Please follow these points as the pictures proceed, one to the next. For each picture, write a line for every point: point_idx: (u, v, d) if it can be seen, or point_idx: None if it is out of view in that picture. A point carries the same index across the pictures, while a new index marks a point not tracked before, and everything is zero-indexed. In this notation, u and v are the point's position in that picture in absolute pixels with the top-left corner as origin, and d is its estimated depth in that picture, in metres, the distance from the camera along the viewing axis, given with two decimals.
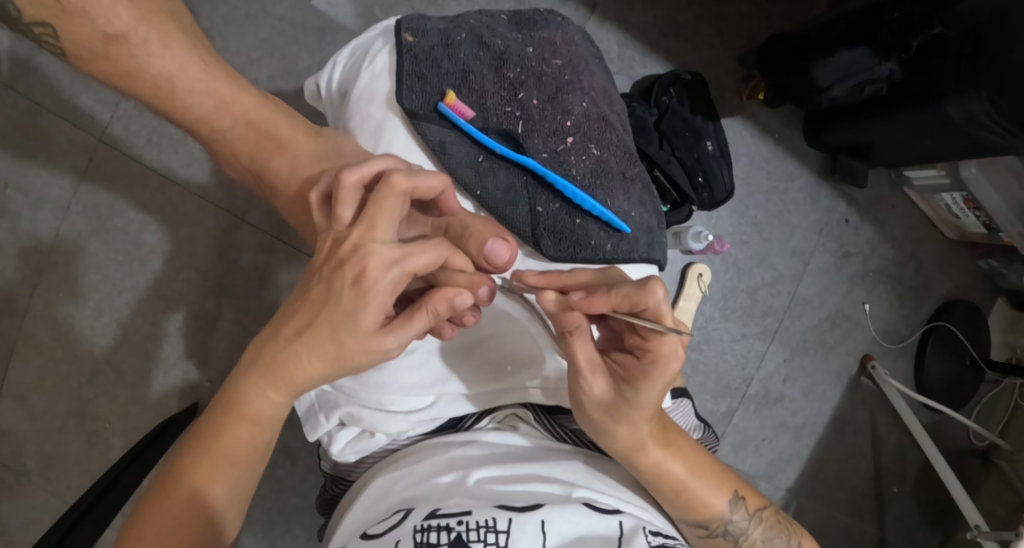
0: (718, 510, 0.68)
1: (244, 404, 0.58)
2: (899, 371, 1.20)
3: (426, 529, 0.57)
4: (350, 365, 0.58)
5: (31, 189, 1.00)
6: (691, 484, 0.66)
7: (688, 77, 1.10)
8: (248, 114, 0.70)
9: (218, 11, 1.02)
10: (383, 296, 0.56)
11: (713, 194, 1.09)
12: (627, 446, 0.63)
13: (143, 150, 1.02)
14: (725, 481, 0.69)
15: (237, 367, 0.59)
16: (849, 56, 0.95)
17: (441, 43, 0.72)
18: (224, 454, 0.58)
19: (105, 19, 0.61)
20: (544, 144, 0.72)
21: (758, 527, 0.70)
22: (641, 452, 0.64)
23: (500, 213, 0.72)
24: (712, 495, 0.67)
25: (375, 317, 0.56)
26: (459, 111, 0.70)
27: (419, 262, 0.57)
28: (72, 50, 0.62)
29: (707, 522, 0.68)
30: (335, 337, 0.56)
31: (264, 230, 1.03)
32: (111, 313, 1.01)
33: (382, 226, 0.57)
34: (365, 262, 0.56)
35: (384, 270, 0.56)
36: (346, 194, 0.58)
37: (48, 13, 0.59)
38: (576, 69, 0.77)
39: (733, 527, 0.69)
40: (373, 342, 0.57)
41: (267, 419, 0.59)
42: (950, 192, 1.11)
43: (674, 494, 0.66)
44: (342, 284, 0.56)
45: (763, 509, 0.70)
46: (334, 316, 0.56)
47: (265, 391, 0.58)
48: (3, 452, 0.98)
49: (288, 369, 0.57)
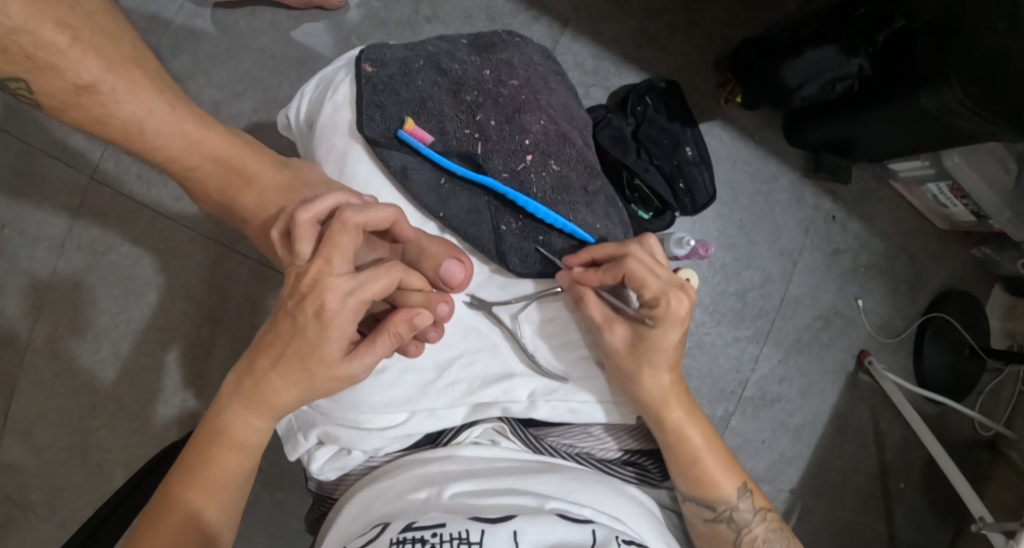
0: (727, 494, 0.71)
1: (228, 432, 0.60)
2: (898, 365, 1.19)
3: (401, 542, 0.59)
4: (322, 390, 0.61)
5: (27, 229, 1.03)
6: (707, 458, 0.71)
7: (663, 85, 1.12)
8: (216, 151, 0.72)
9: (200, 48, 1.06)
10: (346, 323, 0.59)
11: (695, 200, 1.10)
12: (650, 400, 0.70)
13: (134, 187, 1.05)
14: (737, 471, 0.73)
15: (218, 398, 0.61)
16: (816, 55, 0.96)
17: (399, 71, 0.76)
18: (213, 482, 0.60)
19: (74, 72, 0.63)
20: (504, 164, 0.76)
21: (762, 524, 0.72)
22: (663, 411, 0.70)
23: (465, 232, 0.75)
24: (723, 477, 0.71)
25: (339, 344, 0.60)
26: (418, 136, 0.74)
27: (374, 290, 0.60)
28: (47, 101, 0.65)
29: (715, 504, 0.70)
30: (306, 366, 0.59)
31: (253, 257, 1.06)
32: (109, 346, 1.03)
33: (338, 260, 0.60)
34: (324, 297, 0.59)
35: (342, 301, 0.59)
36: (304, 231, 0.61)
37: (20, 69, 0.62)
38: (533, 88, 0.80)
39: (738, 516, 0.71)
40: (342, 369, 0.60)
41: (251, 446, 0.61)
42: (937, 182, 1.11)
43: (690, 461, 0.70)
44: (305, 317, 0.59)
45: (766, 510, 0.73)
46: (301, 346, 0.59)
47: (248, 418, 0.60)
48: (8, 487, 1.00)
49: (266, 396, 0.60)
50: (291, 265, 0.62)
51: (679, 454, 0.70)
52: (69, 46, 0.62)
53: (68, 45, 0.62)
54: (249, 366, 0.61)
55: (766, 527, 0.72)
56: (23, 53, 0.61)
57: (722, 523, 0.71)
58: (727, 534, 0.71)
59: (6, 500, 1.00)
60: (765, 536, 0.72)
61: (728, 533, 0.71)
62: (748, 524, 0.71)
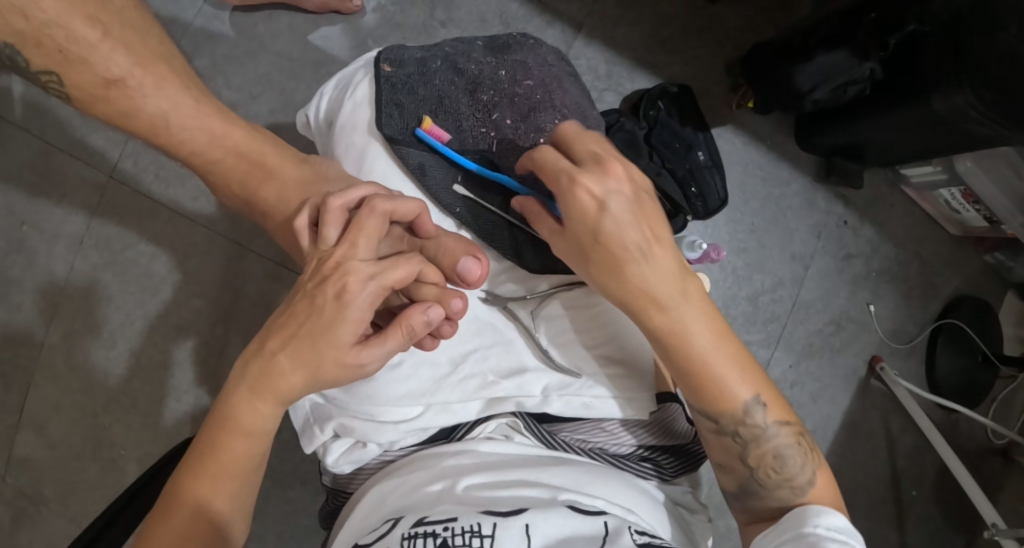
0: (737, 403, 0.64)
1: (236, 418, 0.60)
2: (910, 371, 1.18)
3: (413, 536, 0.59)
4: (328, 377, 0.62)
5: (46, 226, 1.05)
6: (714, 364, 0.63)
7: (675, 89, 1.13)
8: (239, 146, 0.74)
9: (220, 50, 1.07)
10: (362, 308, 0.62)
11: (707, 204, 1.10)
12: (640, 298, 0.63)
13: (152, 185, 1.06)
14: (752, 375, 0.65)
15: (226, 386, 0.62)
16: (827, 60, 0.98)
17: (417, 71, 0.78)
18: (222, 469, 0.60)
19: (104, 66, 0.65)
20: (518, 162, 0.78)
21: (777, 437, 0.65)
22: (650, 312, 0.63)
23: (480, 229, 0.77)
24: (728, 387, 0.64)
25: (353, 328, 0.61)
26: (435, 134, 0.76)
27: (392, 277, 0.63)
28: (76, 94, 0.67)
29: (720, 413, 0.64)
30: (316, 347, 0.60)
31: (268, 256, 1.07)
32: (124, 343, 1.04)
33: (363, 245, 0.64)
34: (345, 280, 0.62)
35: (363, 284, 0.62)
36: (332, 215, 0.65)
37: (51, 62, 0.64)
38: (548, 89, 0.81)
39: (746, 430, 0.65)
40: (352, 354, 0.61)
41: (259, 432, 0.61)
42: (949, 187, 1.11)
43: (691, 367, 0.64)
44: (325, 299, 0.62)
45: (786, 424, 0.66)
46: (315, 327, 0.61)
47: (256, 403, 0.61)
48: (23, 481, 1.01)
49: (273, 380, 0.60)
50: (316, 250, 0.66)
51: (680, 358, 0.64)
52: (100, 41, 0.64)
53: (99, 40, 0.64)
54: (258, 350, 0.62)
55: (781, 443, 0.65)
56: (55, 47, 0.63)
57: (728, 437, 0.65)
58: (734, 447, 0.65)
59: (19, 494, 1.01)
60: (780, 450, 0.65)
61: (734, 447, 0.65)
62: (759, 436, 0.65)
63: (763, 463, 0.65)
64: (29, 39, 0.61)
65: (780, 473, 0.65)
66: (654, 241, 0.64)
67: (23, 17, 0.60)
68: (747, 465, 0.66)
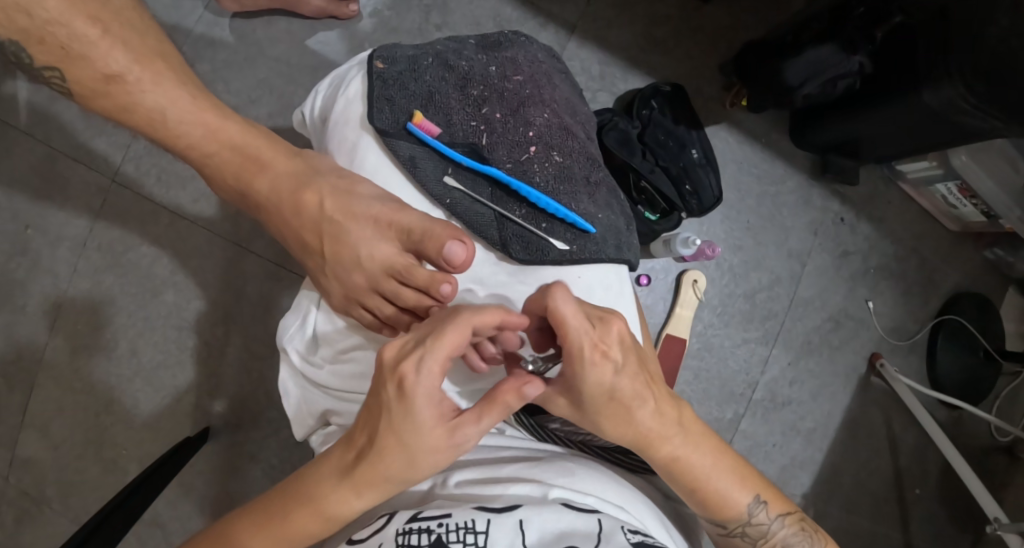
0: (741, 511, 0.70)
1: (322, 502, 0.59)
2: (911, 368, 1.17)
3: (408, 532, 0.61)
4: (426, 464, 0.57)
5: (51, 228, 1.07)
6: (715, 480, 0.68)
7: (668, 88, 1.14)
8: (233, 139, 0.75)
9: (219, 55, 1.10)
10: (424, 396, 0.55)
11: (702, 200, 1.11)
12: (652, 440, 0.65)
13: (153, 188, 1.08)
14: (753, 480, 0.70)
15: (325, 460, 0.60)
16: (815, 55, 0.99)
17: (408, 68, 0.80)
18: (289, 535, 0.60)
19: (103, 62, 0.67)
20: (508, 155, 0.80)
21: (781, 530, 0.72)
22: (662, 445, 0.65)
23: (469, 220, 0.78)
24: (734, 496, 0.69)
25: (430, 413, 0.55)
26: (426, 128, 0.78)
27: (445, 358, 0.55)
28: (77, 90, 0.69)
29: (729, 520, 0.71)
30: (399, 436, 0.56)
31: (267, 257, 1.08)
32: (127, 343, 1.06)
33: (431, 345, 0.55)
34: (402, 369, 0.55)
35: (424, 377, 0.55)
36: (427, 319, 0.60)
37: (54, 58, 0.66)
38: (537, 83, 0.83)
39: (754, 528, 0.71)
40: (437, 436, 0.56)
41: (337, 518, 0.60)
42: (945, 182, 1.11)
43: (702, 486, 0.68)
44: (387, 395, 0.56)
45: (787, 514, 0.72)
46: (392, 422, 0.56)
47: (346, 497, 0.59)
48: (25, 480, 1.03)
49: (371, 477, 0.58)
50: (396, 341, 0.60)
51: (691, 484, 0.68)
52: (100, 38, 0.67)
53: (99, 38, 0.67)
54: (346, 443, 0.60)
55: (786, 532, 0.72)
56: (58, 44, 0.65)
57: (736, 536, 0.72)
58: (743, 543, 0.72)
59: (23, 493, 1.02)
60: (784, 538, 0.72)
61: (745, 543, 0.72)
62: (766, 532, 0.72)
63: None
64: (33, 36, 0.64)
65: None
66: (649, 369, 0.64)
67: (27, 15, 0.63)
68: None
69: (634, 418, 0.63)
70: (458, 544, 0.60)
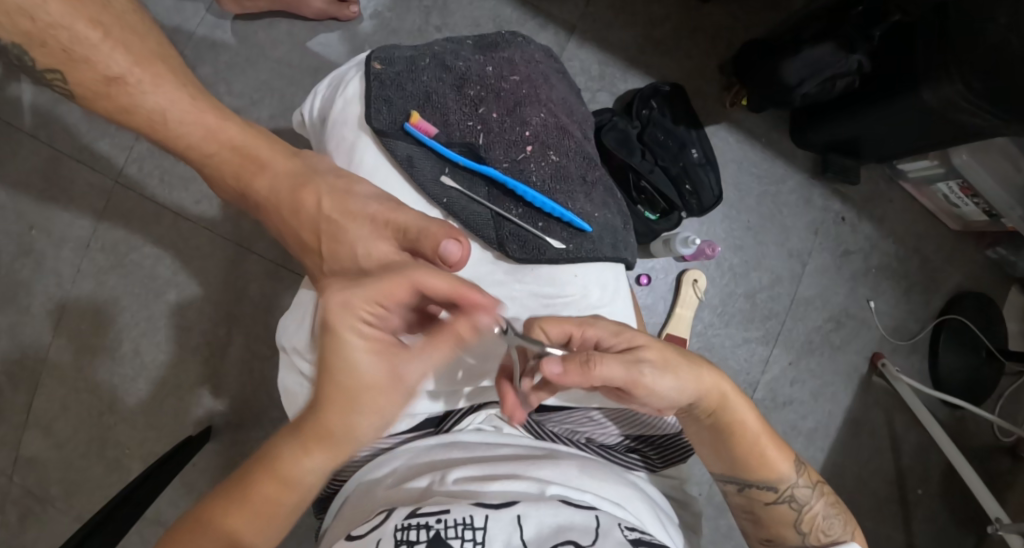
0: (784, 474, 0.71)
1: (278, 464, 0.61)
2: (913, 368, 1.17)
3: (406, 528, 0.61)
4: (373, 405, 0.61)
5: (55, 230, 1.08)
6: (761, 438, 0.71)
7: (667, 88, 1.14)
8: (234, 140, 0.75)
9: (221, 57, 1.11)
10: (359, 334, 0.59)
11: (701, 200, 1.11)
12: (715, 387, 0.68)
13: (156, 189, 1.09)
14: (790, 448, 0.73)
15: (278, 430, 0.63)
16: (814, 53, 0.99)
17: (406, 68, 0.81)
18: (255, 505, 0.61)
19: (105, 64, 0.68)
20: (504, 154, 0.80)
21: (821, 498, 0.72)
22: (722, 391, 0.68)
23: (466, 219, 0.78)
24: (778, 457, 0.71)
25: (366, 353, 0.60)
26: (422, 129, 0.79)
27: (377, 295, 0.59)
28: (79, 92, 0.70)
29: (774, 484, 0.71)
30: (336, 382, 0.59)
31: (269, 257, 1.09)
32: (130, 343, 1.06)
33: (365, 287, 0.59)
34: (328, 303, 0.59)
35: (346, 314, 0.59)
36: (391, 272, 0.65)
37: (56, 61, 0.67)
38: (533, 83, 0.84)
39: (798, 493, 0.72)
40: (376, 373, 0.60)
41: (299, 481, 0.62)
42: (947, 181, 1.11)
43: (749, 441, 0.70)
44: (322, 337, 0.60)
45: (822, 484, 0.73)
46: (331, 367, 0.59)
47: (300, 457, 0.61)
48: (30, 479, 1.03)
49: (321, 431, 0.61)
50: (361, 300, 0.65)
51: (739, 440, 0.70)
52: (101, 41, 0.68)
53: (100, 41, 0.68)
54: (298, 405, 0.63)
55: (825, 503, 0.72)
56: (59, 46, 0.66)
57: (781, 503, 0.72)
58: (788, 513, 0.72)
59: (27, 492, 1.03)
60: (826, 510, 0.72)
61: (790, 513, 0.72)
62: (808, 500, 0.72)
63: (814, 525, 0.71)
64: (37, 40, 0.66)
65: (829, 534, 0.71)
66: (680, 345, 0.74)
67: (30, 19, 0.64)
68: (800, 530, 0.72)
69: (691, 363, 0.67)
70: (456, 540, 0.60)
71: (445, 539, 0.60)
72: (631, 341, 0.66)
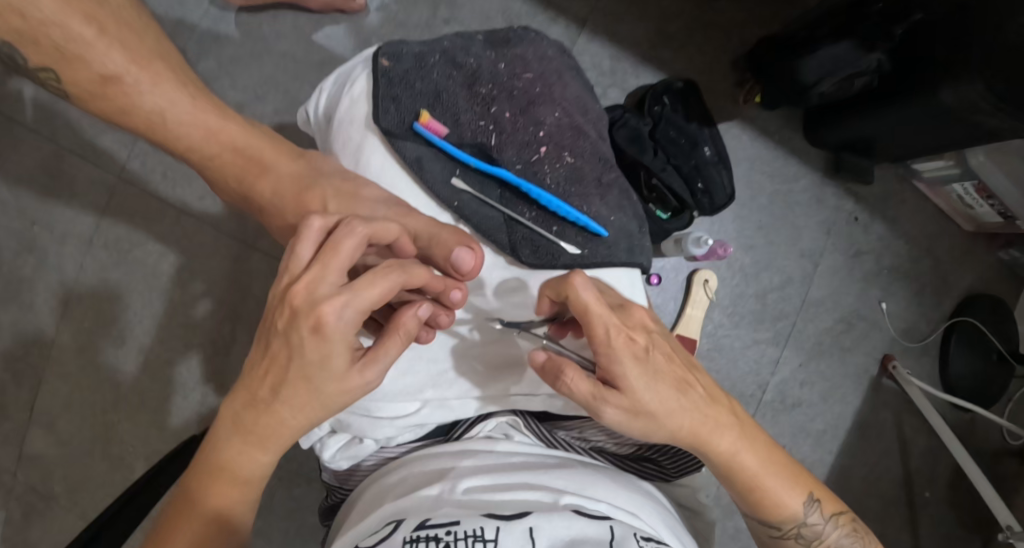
0: (792, 513, 0.68)
1: (236, 457, 0.62)
2: (922, 370, 1.16)
3: (415, 540, 0.59)
4: (333, 405, 0.61)
5: (57, 226, 1.06)
6: (765, 479, 0.67)
7: (680, 84, 1.12)
8: (235, 141, 0.76)
9: (225, 51, 1.09)
10: (342, 338, 0.58)
11: (713, 200, 1.10)
12: (692, 442, 0.65)
13: (159, 185, 1.08)
14: (803, 482, 0.69)
15: (226, 420, 0.62)
16: (832, 51, 0.97)
17: (415, 66, 0.79)
18: (225, 487, 0.62)
19: (99, 62, 0.68)
20: (517, 156, 0.79)
21: (835, 531, 0.70)
22: (703, 446, 0.66)
23: (478, 223, 0.77)
24: (788, 495, 0.68)
25: (342, 359, 0.59)
26: (433, 129, 0.77)
27: (369, 299, 0.58)
28: (72, 91, 0.70)
29: (780, 523, 0.69)
30: (308, 382, 0.59)
31: (274, 255, 1.08)
32: (134, 341, 1.05)
33: (337, 269, 0.58)
34: (319, 311, 0.57)
35: (338, 312, 0.57)
36: (308, 236, 0.60)
37: (49, 60, 0.67)
38: (547, 81, 0.83)
39: (807, 530, 0.69)
40: (351, 379, 0.60)
41: (257, 471, 0.63)
42: (961, 182, 1.09)
43: (747, 486, 0.67)
44: (300, 335, 0.58)
45: (840, 515, 0.70)
46: (303, 366, 0.58)
47: (249, 454, 0.61)
48: (34, 477, 1.02)
49: (274, 427, 0.61)
50: (285, 269, 0.60)
51: (735, 483, 0.68)
52: (95, 38, 0.67)
53: (94, 38, 0.67)
54: (248, 395, 0.61)
55: (840, 535, 0.70)
56: (52, 45, 0.66)
57: (789, 539, 0.70)
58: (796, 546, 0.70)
59: (30, 490, 1.02)
60: (839, 542, 0.70)
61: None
62: (820, 534, 0.69)
63: None
64: (27, 38, 0.65)
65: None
66: (690, 368, 0.68)
67: (19, 16, 0.63)
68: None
69: (668, 417, 0.63)
70: None
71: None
72: (618, 378, 0.61)
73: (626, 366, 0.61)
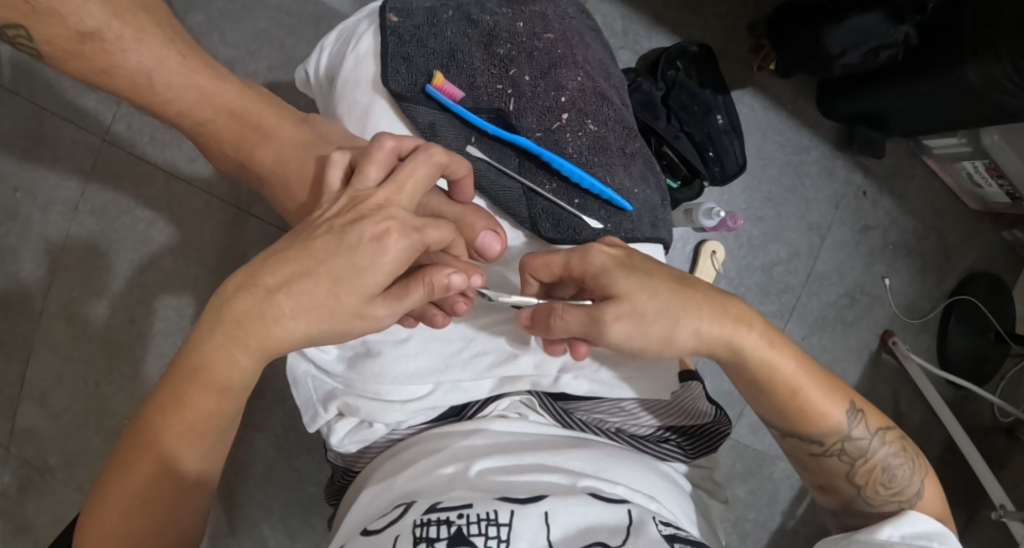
0: (836, 423, 0.63)
1: (211, 369, 0.56)
2: (921, 347, 1.17)
3: (425, 524, 0.58)
4: (333, 330, 0.57)
5: (40, 190, 1.01)
6: (800, 378, 0.62)
7: (694, 49, 1.08)
8: (230, 105, 0.71)
9: (213, 3, 1.02)
10: (393, 262, 0.56)
11: (724, 168, 1.08)
12: (718, 341, 0.61)
13: (147, 148, 1.03)
14: (843, 389, 0.64)
15: (204, 321, 0.56)
16: (861, 23, 0.93)
17: (426, 22, 0.74)
18: (195, 410, 0.56)
19: (77, 18, 0.62)
20: (537, 122, 0.75)
21: (882, 447, 0.64)
22: (733, 342, 0.61)
23: (495, 192, 0.74)
24: (829, 403, 0.63)
25: (381, 277, 0.56)
26: (447, 92, 0.73)
27: (432, 235, 0.59)
28: (47, 51, 0.64)
29: (822, 437, 0.64)
30: (331, 289, 0.55)
31: (269, 222, 1.04)
32: (125, 309, 1.01)
33: (408, 193, 0.60)
34: (388, 223, 0.57)
35: (403, 235, 0.57)
36: (379, 156, 0.61)
37: (18, 15, 0.61)
38: (569, 42, 0.78)
39: (851, 445, 0.64)
40: (367, 305, 0.56)
41: (235, 389, 0.57)
42: (972, 160, 1.07)
43: (787, 394, 0.62)
44: (359, 239, 0.56)
45: (886, 431, 0.65)
46: (337, 266, 0.55)
47: (232, 353, 0.55)
48: (26, 450, 0.99)
49: (263, 328, 0.55)
50: (349, 187, 0.60)
51: (776, 393, 0.62)
52: None
53: None
54: (246, 284, 0.55)
55: (887, 453, 0.64)
56: None
57: (831, 456, 0.64)
58: (839, 466, 0.64)
59: (23, 463, 0.99)
60: (890, 458, 0.64)
61: (842, 466, 0.64)
62: (865, 451, 0.64)
63: (871, 479, 0.64)
64: None
65: (891, 488, 0.63)
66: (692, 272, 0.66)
67: None
68: (855, 483, 0.64)
69: (679, 314, 0.60)
70: (480, 537, 0.57)
71: (468, 537, 0.56)
72: (608, 285, 0.61)
73: (611, 270, 0.62)
